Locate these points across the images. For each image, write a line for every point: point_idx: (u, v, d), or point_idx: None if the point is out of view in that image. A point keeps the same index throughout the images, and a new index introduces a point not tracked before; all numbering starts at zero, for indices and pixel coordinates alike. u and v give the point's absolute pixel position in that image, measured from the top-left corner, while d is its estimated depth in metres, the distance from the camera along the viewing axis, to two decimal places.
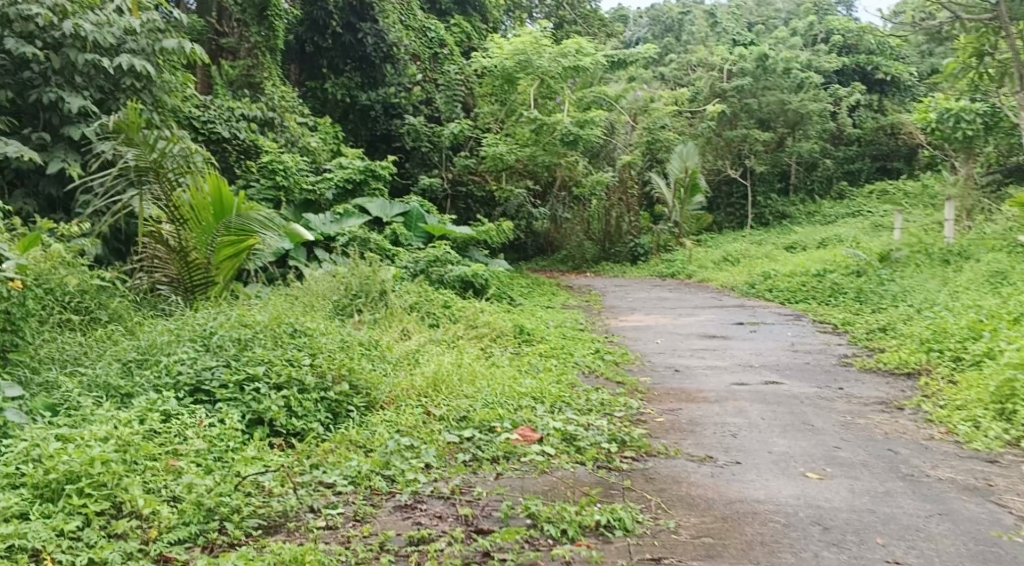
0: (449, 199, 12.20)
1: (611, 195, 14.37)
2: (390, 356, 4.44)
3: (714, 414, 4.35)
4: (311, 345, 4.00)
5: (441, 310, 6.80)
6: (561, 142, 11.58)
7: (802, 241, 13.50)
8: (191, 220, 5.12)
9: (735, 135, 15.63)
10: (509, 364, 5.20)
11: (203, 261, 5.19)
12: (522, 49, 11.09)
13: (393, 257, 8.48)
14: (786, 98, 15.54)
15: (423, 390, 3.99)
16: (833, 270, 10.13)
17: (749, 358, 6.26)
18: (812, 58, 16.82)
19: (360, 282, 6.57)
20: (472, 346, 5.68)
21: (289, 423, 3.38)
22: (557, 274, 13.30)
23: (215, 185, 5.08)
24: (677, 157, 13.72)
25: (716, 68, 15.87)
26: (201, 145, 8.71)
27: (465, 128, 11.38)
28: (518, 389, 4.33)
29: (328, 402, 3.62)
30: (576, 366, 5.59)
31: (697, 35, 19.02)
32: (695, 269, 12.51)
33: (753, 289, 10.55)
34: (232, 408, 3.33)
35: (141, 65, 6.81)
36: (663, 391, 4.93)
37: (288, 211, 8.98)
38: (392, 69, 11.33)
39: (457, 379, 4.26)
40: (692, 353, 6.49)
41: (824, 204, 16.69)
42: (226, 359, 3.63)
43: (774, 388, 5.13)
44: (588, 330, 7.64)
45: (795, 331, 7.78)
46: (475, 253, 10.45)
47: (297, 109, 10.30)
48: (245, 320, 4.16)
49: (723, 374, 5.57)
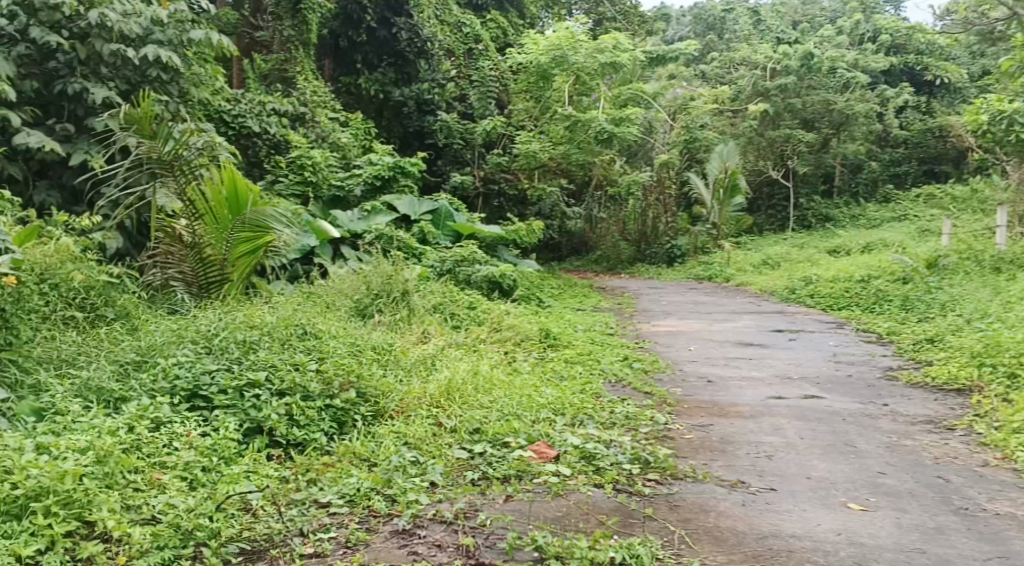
0: (481, 198, 11.93)
1: (648, 194, 13.88)
2: (405, 362, 4.22)
3: (747, 431, 4.06)
4: (321, 349, 3.80)
5: (465, 312, 6.58)
6: (595, 139, 11.35)
7: (845, 244, 13.04)
8: (206, 215, 4.95)
9: (778, 135, 15.09)
10: (531, 372, 4.97)
11: (218, 258, 5.02)
12: (558, 45, 10.81)
13: (420, 256, 8.29)
14: (831, 98, 15.02)
15: (436, 399, 3.76)
16: (877, 277, 9.70)
17: (787, 370, 5.92)
18: (859, 57, 16.16)
19: (382, 281, 6.35)
20: (495, 351, 5.46)
21: (289, 432, 3.18)
22: (590, 275, 13.03)
23: (233, 178, 4.93)
24: (717, 157, 13.60)
25: (759, 66, 15.43)
26: (231, 139, 8.67)
27: (497, 125, 11.11)
28: (538, 398, 4.09)
29: (334, 411, 3.41)
30: (602, 374, 5.33)
31: (740, 33, 18.50)
32: (732, 273, 12.13)
33: (793, 294, 10.15)
34: (229, 416, 3.15)
35: (167, 56, 6.69)
36: (694, 404, 4.65)
37: (316, 207, 8.82)
38: (426, 64, 11.18)
39: (473, 387, 4.03)
40: (727, 363, 6.16)
41: (869, 207, 16.15)
42: (227, 363, 3.45)
43: (814, 404, 4.81)
44: (618, 335, 7.36)
45: (836, 340, 7.41)
46: (504, 253, 10.20)
47: (329, 104, 10.16)
48: (253, 320, 3.97)
49: (760, 387, 5.25)
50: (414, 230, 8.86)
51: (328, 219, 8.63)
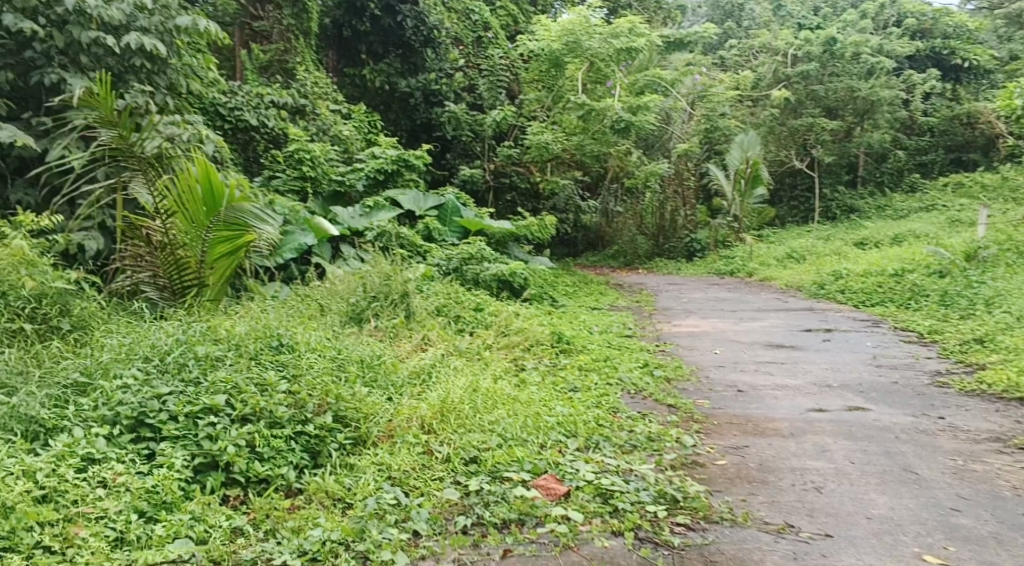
0: (492, 192, 11.42)
1: (667, 185, 13.14)
2: (396, 377, 3.72)
3: (789, 454, 3.53)
4: (295, 365, 3.29)
5: (472, 315, 6.10)
6: (612, 129, 10.75)
7: (872, 236, 12.40)
8: (180, 212, 4.45)
9: (800, 124, 14.42)
10: (540, 385, 4.47)
11: (194, 261, 4.52)
12: (571, 30, 10.25)
13: (425, 254, 7.80)
14: (855, 85, 14.32)
15: (428, 421, 3.26)
16: (912, 270, 9.06)
17: (824, 376, 5.35)
18: (884, 41, 15.40)
19: (381, 282, 5.83)
20: (501, 361, 4.95)
21: (250, 467, 2.69)
22: (606, 271, 12.51)
23: (205, 171, 4.41)
24: (737, 148, 12.75)
25: (779, 53, 14.75)
26: (227, 133, 8.24)
27: (508, 115, 10.61)
28: (547, 418, 3.57)
29: (306, 439, 2.91)
30: (620, 384, 4.82)
31: (759, 19, 17.77)
32: (756, 267, 11.52)
33: (822, 290, 9.54)
34: (177, 449, 2.65)
35: (152, 43, 6.19)
36: (726, 420, 4.12)
37: (315, 203, 8.33)
38: (432, 53, 10.66)
39: (472, 404, 3.52)
40: (757, 369, 5.60)
41: (895, 197, 15.43)
42: (182, 385, 2.94)
43: (860, 418, 4.26)
44: (637, 337, 6.81)
45: (874, 340, 6.83)
46: (515, 250, 9.65)
47: (330, 95, 9.69)
48: (218, 333, 3.46)
49: (797, 398, 4.71)
50: (420, 227, 8.36)
51: (327, 216, 8.15)
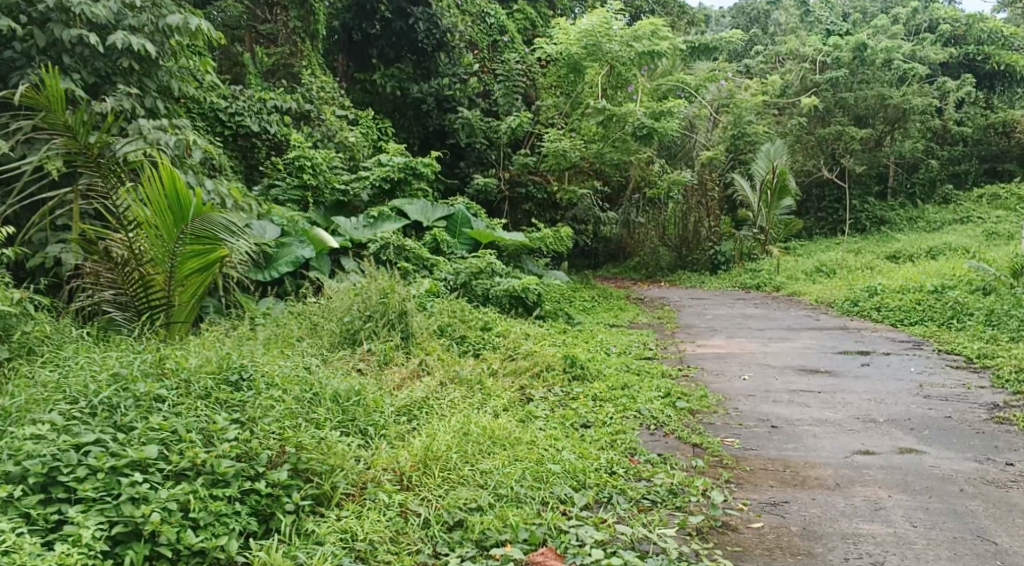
0: (507, 202, 10.96)
1: (688, 195, 12.46)
2: (378, 415, 3.21)
3: (837, 514, 3.01)
4: (250, 409, 2.79)
5: (477, 335, 5.59)
6: (634, 136, 10.19)
7: (905, 249, 11.73)
8: (146, 224, 3.99)
9: (828, 133, 13.70)
10: (546, 422, 3.95)
11: (162, 278, 4.08)
12: (590, 32, 9.67)
13: (432, 267, 7.32)
14: (886, 93, 13.43)
15: (407, 472, 2.75)
16: (953, 287, 8.40)
17: (868, 410, 4.76)
18: (917, 47, 14.67)
19: (379, 297, 5.31)
20: (504, 391, 4.42)
21: (180, 537, 2.18)
22: (627, 284, 11.99)
23: (171, 178, 3.93)
24: (763, 157, 12.20)
25: (808, 60, 14.16)
26: (228, 140, 7.98)
27: (525, 122, 10.16)
28: (550, 466, 3.04)
29: (255, 499, 2.42)
30: (637, 417, 4.28)
31: (786, 26, 17.09)
32: (784, 281, 10.91)
33: (856, 306, 8.89)
34: (91, 516, 2.15)
35: (139, 44, 5.66)
36: (759, 465, 3.59)
37: (317, 213, 7.86)
38: (446, 58, 10.21)
39: (464, 450, 2.98)
40: (792, 399, 5.01)
41: (928, 208, 14.70)
42: (110, 432, 2.45)
43: (914, 464, 3.68)
44: (658, 358, 6.25)
45: (918, 365, 6.21)
46: (529, 264, 9.07)
47: (338, 101, 9.27)
48: (166, 364, 2.98)
49: (839, 436, 4.14)
50: (427, 239, 7.86)
51: (330, 227, 7.71)
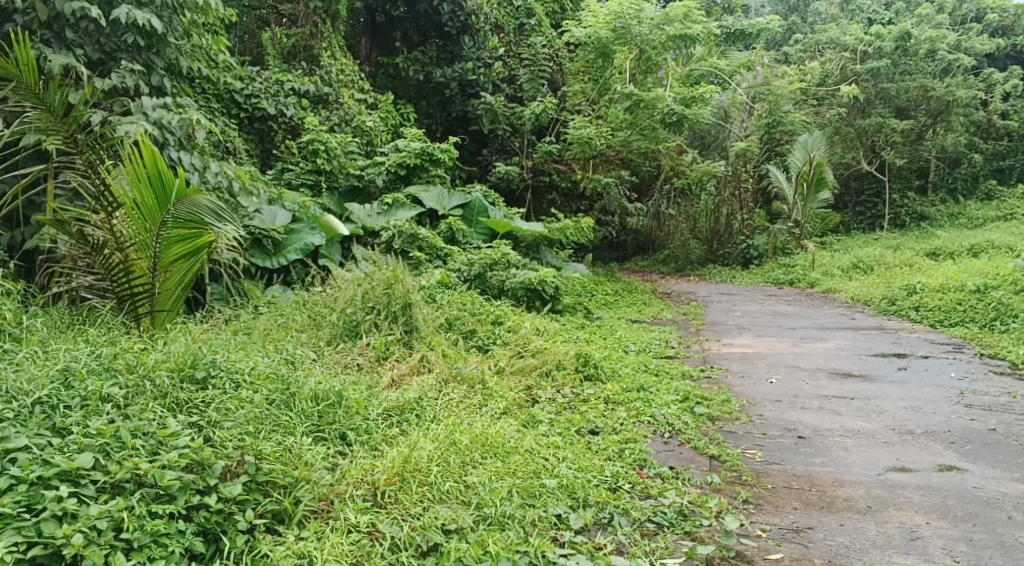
0: (530, 191, 10.63)
1: (722, 188, 12.06)
2: (358, 418, 2.93)
3: (868, 545, 2.68)
4: (208, 414, 2.55)
5: (487, 329, 5.29)
6: (663, 123, 9.85)
7: (946, 246, 11.19)
8: (128, 206, 3.82)
9: (868, 124, 13.13)
10: (548, 428, 3.63)
11: (144, 263, 3.89)
12: (619, 14, 9.24)
13: (446, 257, 7.02)
14: (929, 83, 12.97)
15: (382, 486, 2.48)
16: (997, 286, 7.88)
17: (904, 420, 4.37)
18: (964, 37, 13.99)
19: (382, 287, 5.02)
20: (509, 392, 4.11)
21: (108, 562, 1.96)
22: (654, 278, 11.62)
23: (152, 155, 3.75)
24: (800, 148, 11.69)
25: (847, 49, 13.50)
26: (242, 122, 7.72)
27: (549, 108, 9.75)
28: (545, 479, 2.74)
29: (204, 516, 2.18)
30: (652, 422, 3.95)
31: (825, 15, 16.49)
32: (817, 277, 10.45)
33: (894, 306, 8.43)
34: (6, 535, 1.94)
35: (145, 18, 5.18)
36: (782, 483, 3.25)
37: (330, 199, 7.59)
38: (470, 40, 9.76)
39: (447, 462, 2.69)
40: (822, 406, 4.64)
41: (970, 205, 14.07)
42: (45, 436, 2.24)
43: (955, 484, 3.31)
44: (679, 358, 5.90)
45: (959, 370, 5.79)
46: (548, 255, 8.74)
47: (357, 84, 8.99)
48: (121, 360, 2.77)
49: (872, 450, 3.77)
50: (442, 227, 7.56)
51: (343, 214, 7.45)
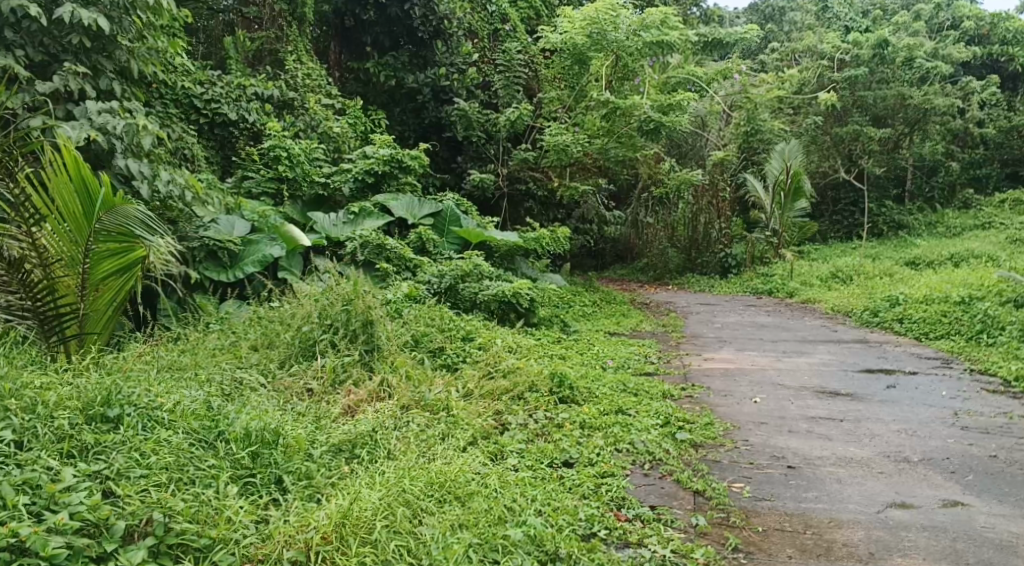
0: (507, 200, 10.25)
1: (699, 197, 11.85)
2: (296, 458, 2.58)
3: None
4: (110, 462, 2.25)
5: (455, 347, 4.94)
6: (640, 131, 9.53)
7: (925, 256, 11.00)
8: (52, 220, 3.47)
9: (845, 132, 12.96)
10: (517, 462, 3.29)
11: (71, 282, 3.57)
12: (595, 18, 8.85)
13: (415, 268, 6.65)
14: (906, 92, 12.80)
15: (319, 546, 2.15)
16: (982, 297, 7.65)
17: (899, 446, 4.08)
18: (941, 44, 13.80)
19: (341, 302, 4.62)
20: (476, 418, 3.77)
21: None
22: (632, 287, 11.34)
23: (75, 164, 3.46)
24: (777, 156, 11.36)
25: (824, 57, 13.14)
26: (202, 127, 7.39)
27: (524, 114, 9.33)
28: (509, 531, 2.42)
29: None
30: (631, 450, 3.64)
31: (802, 23, 16.34)
32: (797, 287, 10.20)
33: (876, 318, 8.18)
34: None
35: (90, 19, 4.64)
36: (774, 524, 2.95)
37: (293, 208, 7.20)
38: (443, 46, 9.53)
39: (396, 514, 2.35)
40: (812, 429, 4.34)
41: (948, 214, 13.91)
42: None
43: (962, 524, 3.02)
44: (658, 375, 5.58)
45: (950, 388, 5.52)
46: (523, 266, 8.39)
47: (324, 89, 8.55)
48: (19, 396, 2.46)
49: (868, 481, 3.48)
50: (411, 237, 7.20)
51: (307, 223, 7.07)
